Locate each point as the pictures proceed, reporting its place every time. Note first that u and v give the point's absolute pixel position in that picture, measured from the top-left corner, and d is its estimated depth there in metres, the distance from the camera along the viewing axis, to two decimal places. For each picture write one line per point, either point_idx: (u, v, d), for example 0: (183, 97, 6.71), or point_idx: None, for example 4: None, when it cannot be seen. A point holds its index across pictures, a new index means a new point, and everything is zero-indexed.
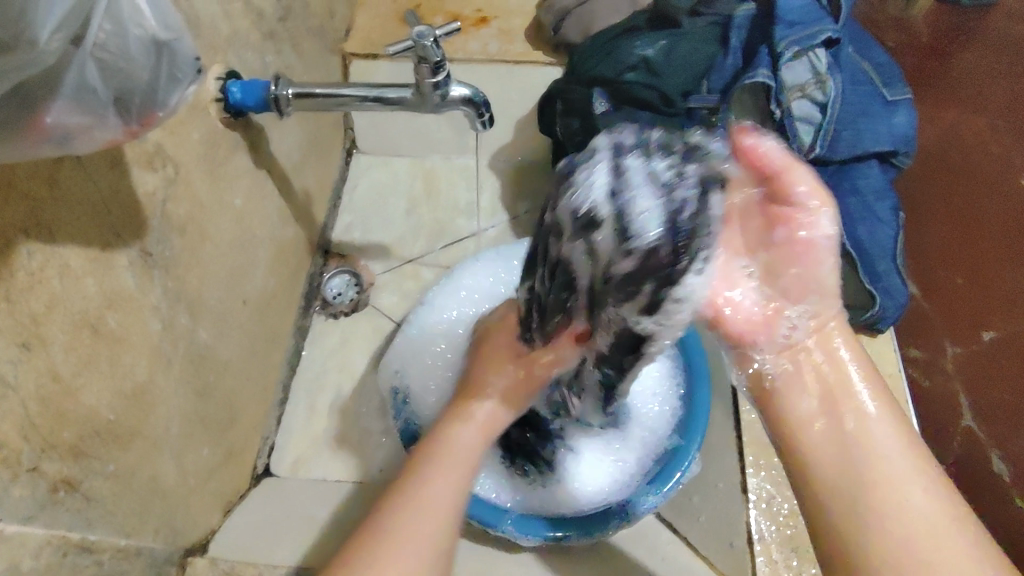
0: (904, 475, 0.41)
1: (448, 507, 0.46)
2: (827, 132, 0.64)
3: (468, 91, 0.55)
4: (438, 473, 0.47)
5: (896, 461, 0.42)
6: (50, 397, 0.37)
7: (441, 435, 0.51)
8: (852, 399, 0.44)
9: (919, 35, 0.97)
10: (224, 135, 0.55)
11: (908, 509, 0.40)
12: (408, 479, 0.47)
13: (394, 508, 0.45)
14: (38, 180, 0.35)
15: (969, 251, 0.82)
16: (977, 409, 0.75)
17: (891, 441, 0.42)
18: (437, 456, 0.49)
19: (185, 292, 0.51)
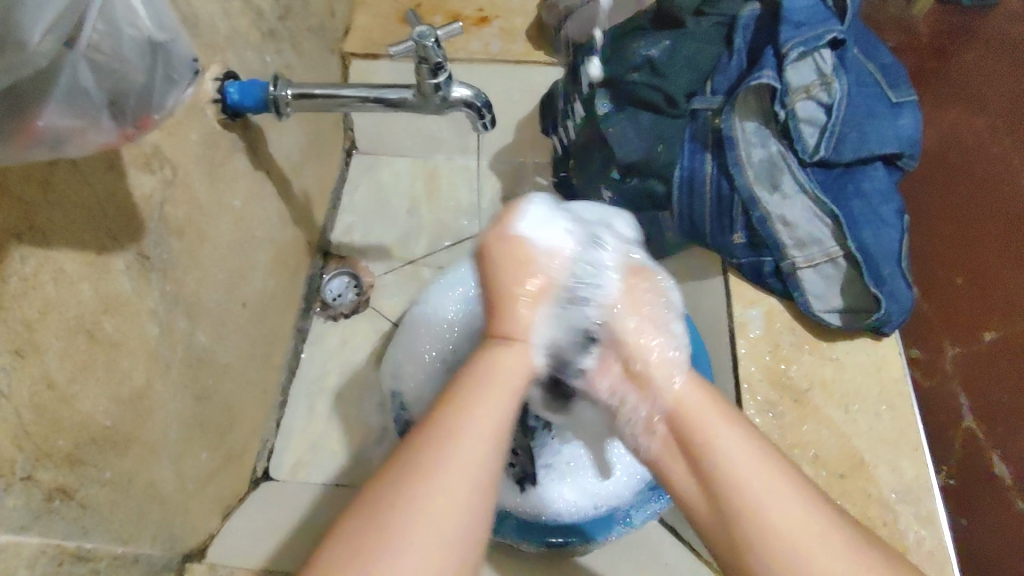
0: (770, 503, 0.38)
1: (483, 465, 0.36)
2: (833, 134, 0.63)
3: (469, 93, 0.55)
4: (474, 419, 0.37)
5: (744, 478, 0.39)
6: (44, 405, 0.36)
7: (482, 357, 0.42)
8: (711, 429, 0.42)
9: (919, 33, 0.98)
10: (223, 136, 0.55)
11: (780, 529, 0.38)
12: (444, 413, 0.38)
13: (420, 448, 0.36)
14: (30, 184, 0.35)
15: (970, 254, 0.82)
16: (975, 409, 0.74)
17: (736, 455, 0.40)
18: (481, 374, 0.40)
19: (184, 295, 0.50)
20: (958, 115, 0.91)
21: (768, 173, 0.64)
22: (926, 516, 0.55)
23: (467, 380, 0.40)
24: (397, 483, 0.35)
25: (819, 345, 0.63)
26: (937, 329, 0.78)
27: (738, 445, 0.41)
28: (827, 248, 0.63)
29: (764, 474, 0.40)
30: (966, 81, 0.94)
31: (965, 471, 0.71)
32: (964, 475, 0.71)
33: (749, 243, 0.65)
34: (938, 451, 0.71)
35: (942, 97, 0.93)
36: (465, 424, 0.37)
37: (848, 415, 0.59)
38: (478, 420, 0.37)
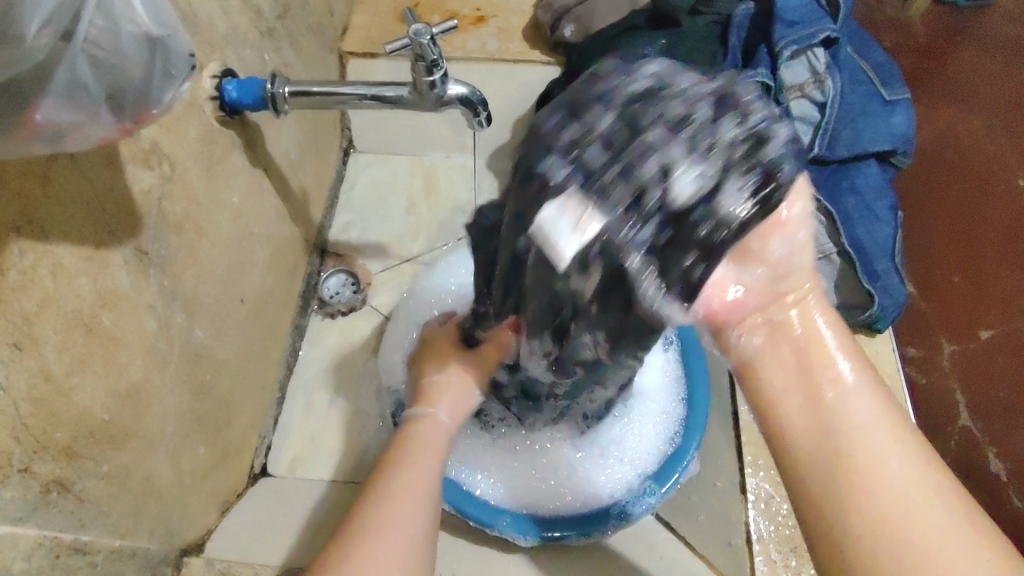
0: (889, 460, 0.39)
1: (424, 494, 0.45)
2: (826, 131, 0.64)
3: (465, 90, 0.55)
4: (413, 460, 0.48)
5: (863, 427, 0.41)
6: (42, 398, 0.37)
7: (410, 429, 0.52)
8: (820, 385, 0.43)
9: (916, 33, 0.99)
10: (221, 133, 0.55)
11: (891, 484, 0.38)
12: (383, 477, 0.46)
13: (370, 513, 0.43)
14: (29, 177, 0.35)
15: (965, 250, 0.83)
16: (971, 405, 0.74)
17: (865, 412, 0.41)
18: (415, 450, 0.49)
19: (182, 291, 0.51)
20: (954, 113, 0.92)
21: None
22: None
23: (412, 450, 0.49)
24: (361, 527, 0.42)
25: None
26: (933, 327, 0.79)
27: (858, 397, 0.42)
28: (821, 245, 0.63)
29: (886, 432, 0.40)
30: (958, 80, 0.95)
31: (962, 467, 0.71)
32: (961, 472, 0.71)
33: None
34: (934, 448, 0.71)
35: (934, 95, 0.94)
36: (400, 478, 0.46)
37: None
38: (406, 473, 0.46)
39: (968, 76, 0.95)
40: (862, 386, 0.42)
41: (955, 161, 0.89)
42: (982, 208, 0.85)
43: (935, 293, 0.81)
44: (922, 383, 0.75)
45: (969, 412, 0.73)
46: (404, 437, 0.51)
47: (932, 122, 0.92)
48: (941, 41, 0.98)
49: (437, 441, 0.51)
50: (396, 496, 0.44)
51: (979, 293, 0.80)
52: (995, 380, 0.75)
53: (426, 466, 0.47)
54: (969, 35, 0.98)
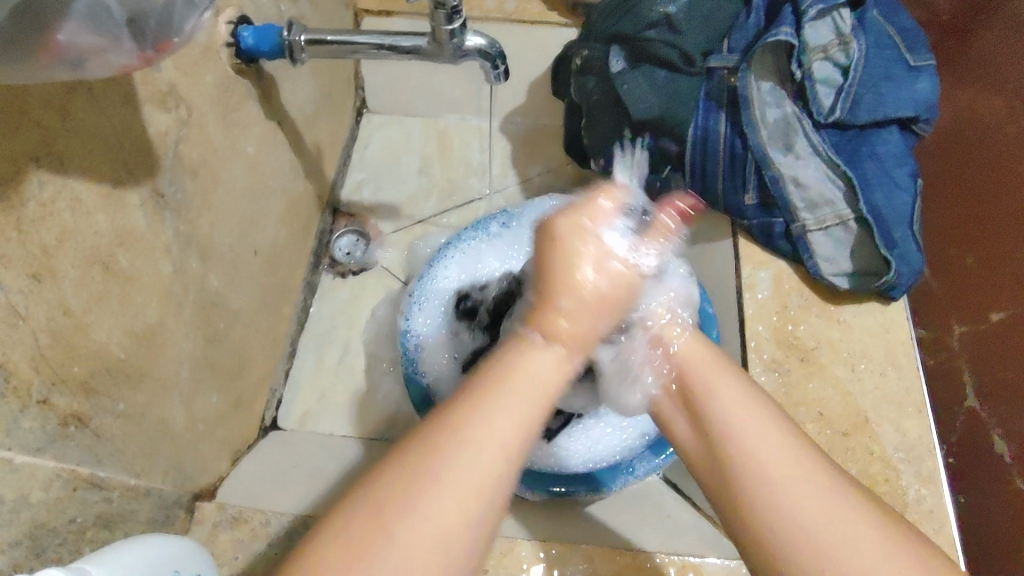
0: (753, 438, 0.40)
1: (487, 479, 0.35)
2: (849, 94, 0.62)
3: (483, 42, 0.54)
4: (498, 415, 0.36)
5: (745, 427, 0.41)
6: (60, 330, 0.37)
7: (502, 353, 0.40)
8: (710, 381, 0.44)
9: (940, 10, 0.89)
10: (237, 81, 0.55)
11: (763, 460, 0.39)
12: (463, 406, 0.37)
13: (448, 438, 0.35)
14: (48, 109, 0.35)
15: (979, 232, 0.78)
16: (981, 386, 0.73)
17: (737, 401, 0.42)
18: (504, 378, 0.38)
19: (197, 237, 0.51)
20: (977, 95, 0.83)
21: (781, 133, 0.63)
22: (928, 476, 0.55)
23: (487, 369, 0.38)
24: (435, 448, 0.35)
25: (827, 308, 0.63)
26: (945, 307, 0.78)
27: (733, 391, 0.43)
28: (839, 210, 0.62)
29: (763, 430, 0.41)
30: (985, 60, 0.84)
31: (964, 446, 0.71)
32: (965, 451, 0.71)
33: (760, 204, 0.65)
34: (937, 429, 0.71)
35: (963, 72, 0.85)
36: (479, 415, 0.36)
37: (854, 376, 0.60)
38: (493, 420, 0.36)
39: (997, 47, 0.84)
40: (733, 378, 0.44)
41: (973, 145, 0.82)
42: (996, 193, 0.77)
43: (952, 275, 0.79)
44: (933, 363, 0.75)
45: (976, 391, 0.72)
46: (503, 360, 0.39)
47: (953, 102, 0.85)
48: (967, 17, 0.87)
49: (548, 383, 0.39)
50: (470, 437, 0.35)
51: (998, 277, 0.75)
52: (1007, 361, 0.71)
53: (516, 436, 0.37)
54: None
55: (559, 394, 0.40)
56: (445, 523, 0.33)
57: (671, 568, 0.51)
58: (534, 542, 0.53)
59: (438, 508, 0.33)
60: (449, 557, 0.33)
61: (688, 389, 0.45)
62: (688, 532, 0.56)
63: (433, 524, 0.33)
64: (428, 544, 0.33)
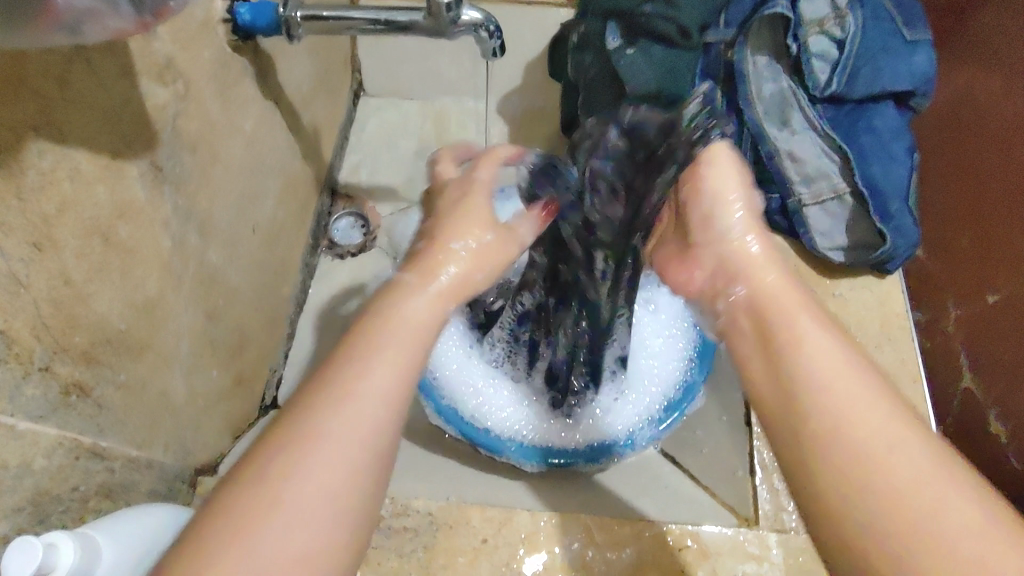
0: (843, 387, 0.35)
1: (374, 428, 0.32)
2: (845, 68, 0.62)
3: (479, 16, 0.54)
4: (374, 369, 0.34)
5: (832, 371, 0.36)
6: (61, 300, 0.37)
7: (383, 308, 0.38)
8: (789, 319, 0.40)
9: None
10: (234, 58, 0.55)
11: (865, 418, 0.34)
12: (335, 366, 0.34)
13: (292, 434, 0.31)
14: (47, 78, 0.35)
15: (971, 213, 0.77)
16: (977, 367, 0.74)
17: (828, 344, 0.37)
18: (342, 384, 0.33)
19: (196, 213, 0.51)
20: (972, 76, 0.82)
21: (778, 108, 0.64)
22: None
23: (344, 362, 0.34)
24: (311, 416, 0.32)
25: (823, 282, 0.64)
26: (942, 287, 0.80)
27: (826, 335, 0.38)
28: (835, 184, 0.63)
29: (859, 382, 0.36)
30: (986, 41, 0.80)
31: (965, 425, 0.74)
32: (967, 430, 0.74)
33: (757, 178, 0.65)
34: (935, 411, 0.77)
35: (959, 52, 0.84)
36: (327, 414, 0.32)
37: None
38: (344, 413, 0.32)
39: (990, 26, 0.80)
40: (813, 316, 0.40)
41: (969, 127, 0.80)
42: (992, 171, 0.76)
43: (944, 250, 0.81)
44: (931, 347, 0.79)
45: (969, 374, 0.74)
46: (377, 322, 0.37)
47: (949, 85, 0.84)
48: None
49: (427, 327, 0.38)
50: (355, 391, 0.33)
51: (986, 257, 0.75)
52: (1001, 342, 0.71)
53: (383, 387, 0.34)
54: None
55: (439, 337, 0.39)
56: (331, 473, 0.31)
57: (667, 536, 0.52)
58: (533, 513, 0.53)
59: (317, 468, 0.30)
60: (329, 522, 0.30)
61: (767, 328, 0.40)
62: (686, 507, 0.56)
63: (317, 480, 0.30)
64: (315, 503, 0.30)
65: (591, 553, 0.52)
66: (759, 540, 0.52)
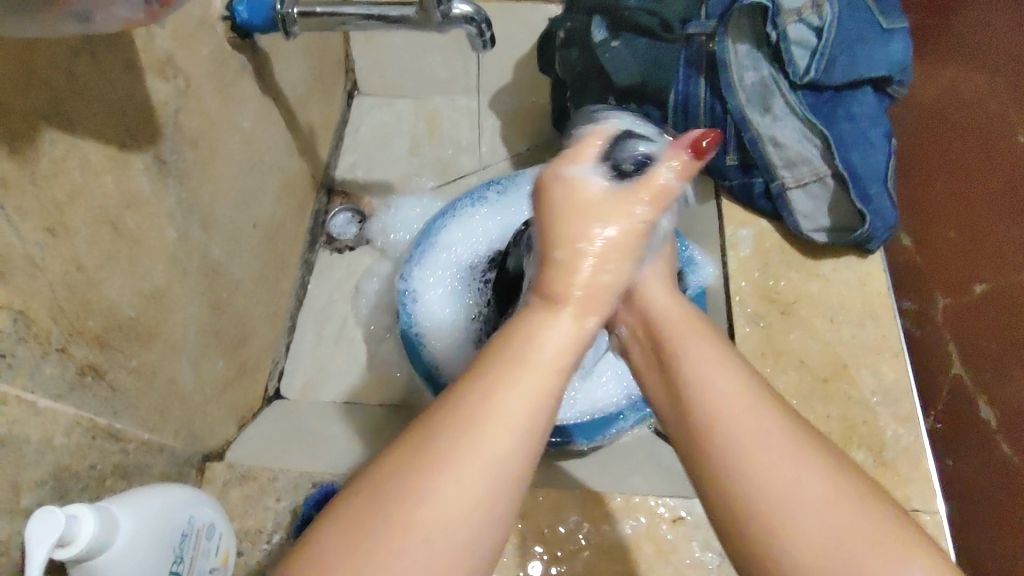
0: (732, 411, 0.36)
1: (508, 456, 0.33)
2: (823, 56, 0.63)
3: (470, 10, 0.55)
4: (511, 384, 0.34)
5: (717, 389, 0.37)
6: (75, 285, 0.39)
7: (516, 325, 0.38)
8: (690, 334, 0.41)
9: None
10: (232, 56, 0.57)
11: (745, 446, 0.35)
12: (472, 387, 0.34)
13: (440, 447, 0.32)
14: (57, 71, 0.37)
15: (956, 204, 0.79)
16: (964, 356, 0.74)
17: (707, 364, 0.38)
18: (513, 361, 0.35)
19: (198, 206, 0.53)
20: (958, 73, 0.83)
21: (759, 96, 0.65)
22: (905, 416, 0.58)
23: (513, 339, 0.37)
24: (450, 437, 0.32)
25: (807, 263, 0.66)
26: (929, 280, 0.80)
27: (713, 356, 0.39)
28: (816, 168, 0.65)
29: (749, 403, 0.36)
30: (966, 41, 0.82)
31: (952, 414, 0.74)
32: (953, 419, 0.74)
33: (741, 164, 0.68)
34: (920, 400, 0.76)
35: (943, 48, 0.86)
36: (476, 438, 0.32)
37: (834, 326, 0.62)
38: (494, 437, 0.33)
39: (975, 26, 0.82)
40: (709, 337, 0.40)
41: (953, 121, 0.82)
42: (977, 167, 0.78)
43: (926, 241, 0.81)
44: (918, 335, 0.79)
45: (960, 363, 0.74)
46: (516, 340, 0.37)
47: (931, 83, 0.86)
48: None
49: (563, 345, 0.37)
50: (492, 414, 0.33)
51: (970, 249, 0.77)
52: (986, 331, 0.73)
53: (520, 425, 0.33)
54: None
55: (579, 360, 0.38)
56: (474, 490, 0.32)
57: (661, 508, 0.54)
58: (531, 490, 0.55)
59: (450, 491, 0.31)
60: (475, 524, 0.31)
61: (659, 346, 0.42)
62: (678, 480, 0.58)
63: (451, 497, 0.31)
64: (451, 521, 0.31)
65: (587, 526, 0.53)
66: None
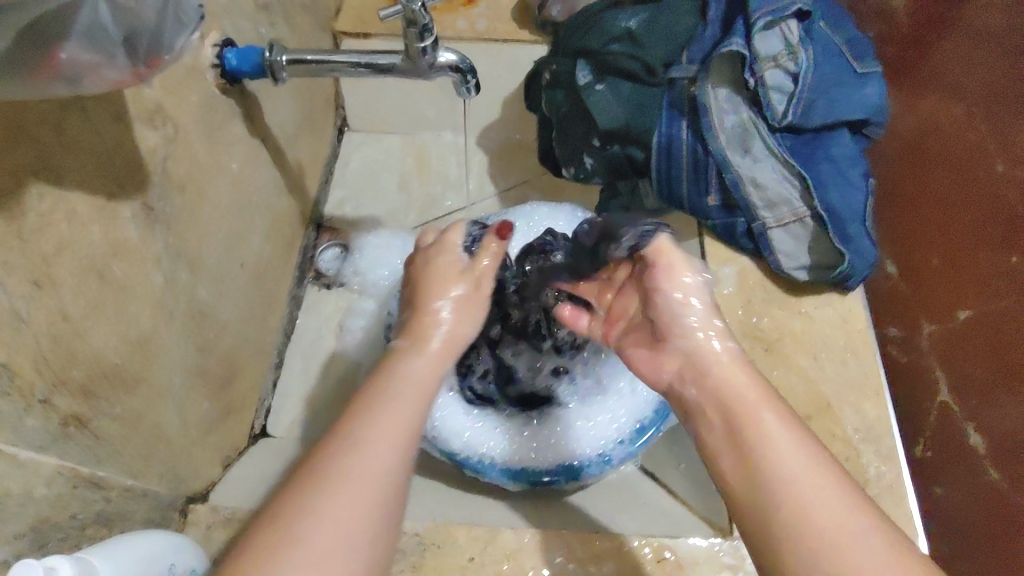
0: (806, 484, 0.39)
1: (390, 462, 0.40)
2: (800, 100, 0.66)
3: (455, 57, 0.57)
4: (392, 406, 0.44)
5: (797, 468, 0.39)
6: (60, 335, 0.39)
7: (392, 368, 0.48)
8: (757, 413, 0.43)
9: (898, 21, 0.91)
10: (221, 100, 0.58)
11: (832, 520, 0.37)
12: (360, 408, 0.43)
13: (335, 458, 0.39)
14: (46, 127, 0.37)
15: (938, 234, 0.80)
16: (953, 386, 0.75)
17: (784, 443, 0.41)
18: (388, 391, 0.45)
19: (185, 250, 0.53)
20: (935, 103, 0.83)
21: (739, 138, 0.66)
22: (887, 454, 0.59)
23: (381, 383, 0.46)
24: (346, 436, 0.41)
25: (789, 300, 0.67)
26: (912, 308, 0.82)
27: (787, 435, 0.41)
28: (796, 208, 0.66)
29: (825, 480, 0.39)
30: (947, 66, 0.82)
31: (941, 442, 0.76)
32: (942, 446, 0.76)
33: (723, 205, 0.68)
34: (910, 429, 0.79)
35: (921, 81, 0.86)
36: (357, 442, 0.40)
37: (816, 364, 0.63)
38: (370, 443, 0.41)
39: (954, 59, 0.81)
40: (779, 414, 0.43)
41: (931, 152, 0.83)
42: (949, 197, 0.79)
43: (915, 273, 0.82)
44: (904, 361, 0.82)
45: (948, 391, 0.75)
46: (379, 377, 0.46)
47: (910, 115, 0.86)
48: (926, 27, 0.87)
49: (420, 384, 0.47)
50: (377, 419, 0.42)
51: (953, 279, 0.77)
52: (974, 356, 0.72)
53: (393, 437, 0.42)
54: None
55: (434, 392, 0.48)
56: (362, 485, 0.38)
57: (646, 549, 0.54)
58: (517, 531, 0.55)
59: (350, 472, 0.39)
60: (374, 505, 0.38)
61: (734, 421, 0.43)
62: (664, 520, 0.58)
63: (364, 476, 0.39)
64: (355, 501, 0.38)
65: (573, 568, 0.53)
66: (734, 552, 0.54)
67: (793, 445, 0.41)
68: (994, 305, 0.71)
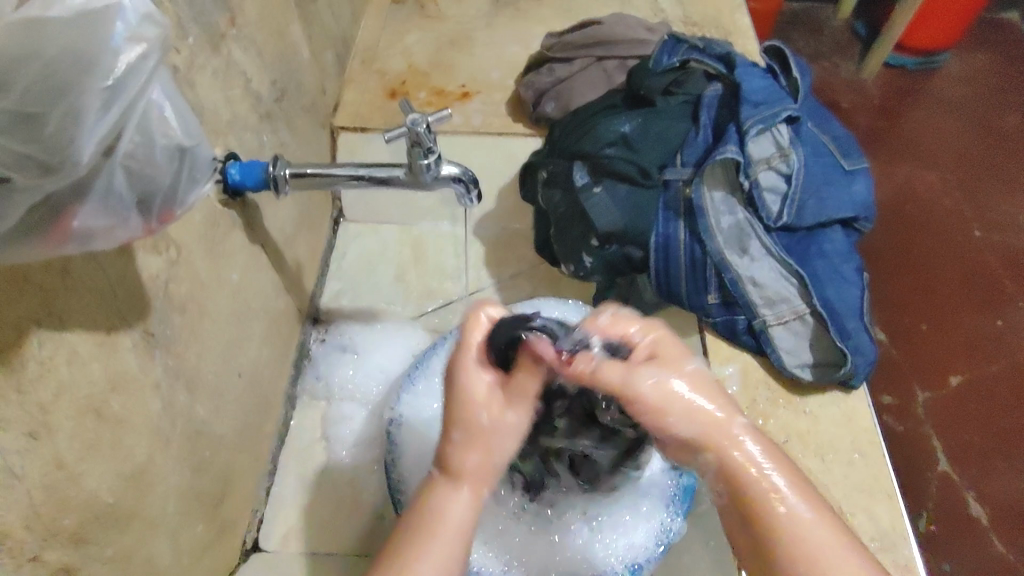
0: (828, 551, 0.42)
1: None
2: (794, 200, 0.68)
3: (457, 170, 0.58)
4: None
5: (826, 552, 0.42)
6: (54, 484, 0.37)
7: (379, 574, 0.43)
8: (757, 475, 0.45)
9: (898, 129, 1.51)
10: (223, 214, 0.57)
11: None
12: None
13: None
14: (50, 272, 0.37)
15: (908, 300, 1.25)
16: (947, 451, 1.11)
17: (797, 506, 0.44)
18: None
19: (184, 369, 0.52)
20: (944, 204, 1.39)
21: (736, 238, 0.68)
22: (906, 565, 0.57)
23: None
24: None
25: (792, 400, 0.66)
26: (906, 379, 1.17)
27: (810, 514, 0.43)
28: (795, 306, 0.67)
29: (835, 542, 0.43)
30: (931, 183, 1.42)
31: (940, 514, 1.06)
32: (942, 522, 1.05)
33: (723, 302, 0.69)
34: (916, 503, 1.07)
35: (947, 195, 1.40)
36: None
37: (825, 466, 0.62)
38: None
39: (980, 201, 1.39)
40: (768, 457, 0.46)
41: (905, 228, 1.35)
42: (915, 275, 1.29)
43: (900, 338, 1.21)
44: (898, 428, 1.14)
45: (947, 461, 1.09)
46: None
47: (885, 187, 1.40)
48: (926, 151, 1.47)
49: None
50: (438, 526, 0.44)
51: (931, 349, 1.20)
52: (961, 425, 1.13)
53: None
54: (896, 137, 1.50)
55: None
56: None
57: None
58: None
59: None
60: None
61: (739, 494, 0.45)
62: None
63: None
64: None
65: None
66: None
67: (811, 516, 0.43)
68: (945, 365, 1.18)
